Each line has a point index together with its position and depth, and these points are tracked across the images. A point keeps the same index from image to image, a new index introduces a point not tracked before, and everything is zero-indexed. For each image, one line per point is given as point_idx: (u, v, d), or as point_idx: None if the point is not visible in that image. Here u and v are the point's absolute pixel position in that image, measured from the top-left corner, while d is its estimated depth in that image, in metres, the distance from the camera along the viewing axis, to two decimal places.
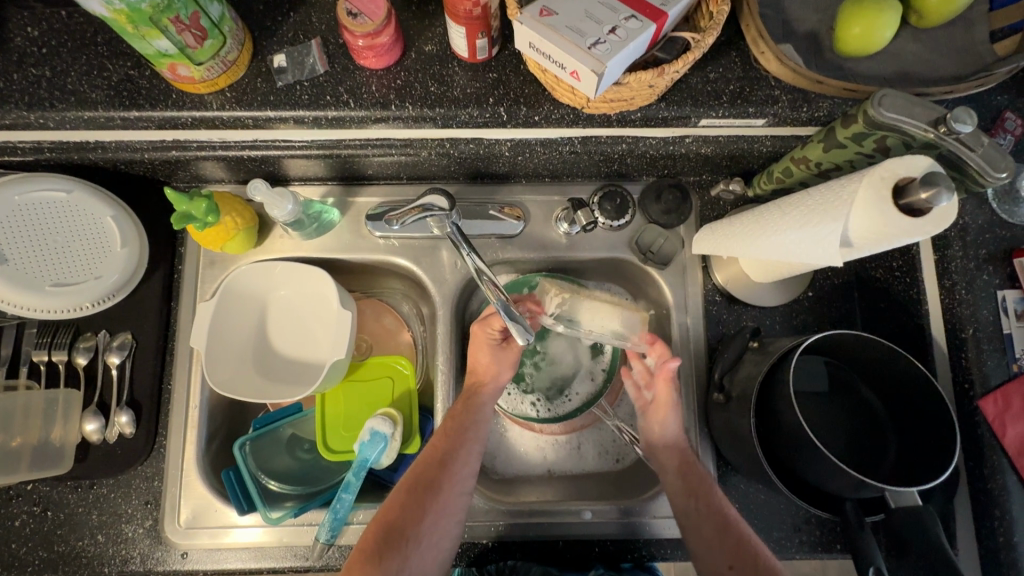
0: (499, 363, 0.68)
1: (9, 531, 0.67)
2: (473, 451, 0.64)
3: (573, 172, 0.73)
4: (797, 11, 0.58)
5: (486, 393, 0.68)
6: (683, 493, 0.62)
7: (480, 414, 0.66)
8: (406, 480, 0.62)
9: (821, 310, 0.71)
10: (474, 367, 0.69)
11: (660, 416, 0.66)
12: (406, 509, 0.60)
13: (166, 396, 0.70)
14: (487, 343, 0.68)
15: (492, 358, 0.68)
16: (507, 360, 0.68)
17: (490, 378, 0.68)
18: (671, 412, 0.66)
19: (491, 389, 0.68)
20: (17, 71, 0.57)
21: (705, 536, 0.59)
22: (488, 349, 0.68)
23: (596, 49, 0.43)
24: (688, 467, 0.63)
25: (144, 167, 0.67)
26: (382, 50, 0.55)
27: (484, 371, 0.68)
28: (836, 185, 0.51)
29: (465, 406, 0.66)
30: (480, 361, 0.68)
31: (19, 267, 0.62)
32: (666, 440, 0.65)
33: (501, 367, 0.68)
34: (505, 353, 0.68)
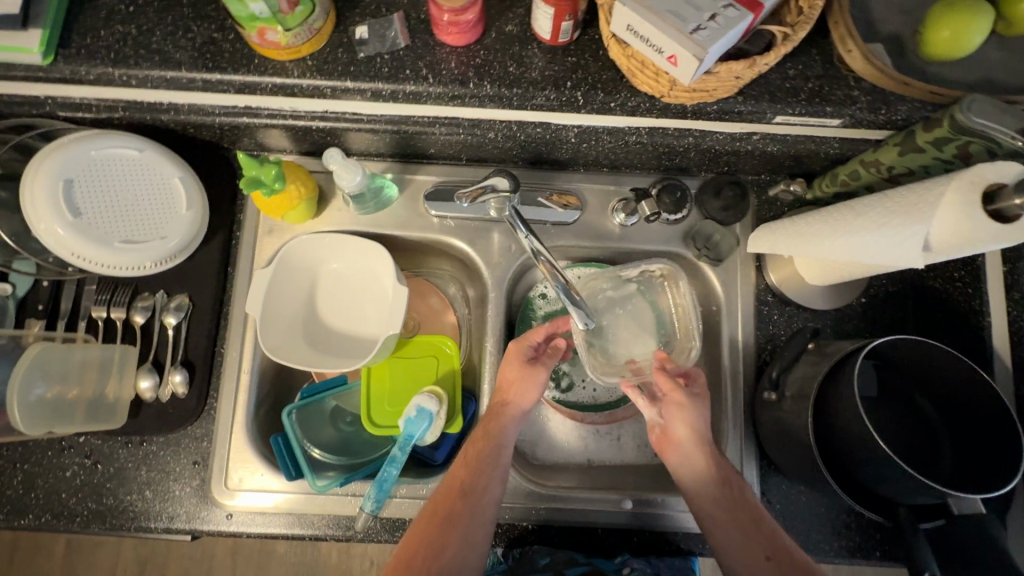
0: (526, 382, 0.66)
1: (59, 481, 0.68)
2: (495, 480, 0.61)
3: (633, 163, 0.73)
4: (883, 11, 0.58)
5: (511, 414, 0.65)
6: (714, 487, 0.60)
7: (504, 438, 0.63)
8: (424, 513, 0.60)
9: (875, 316, 0.70)
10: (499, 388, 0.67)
11: (689, 411, 0.63)
12: (425, 543, 0.57)
13: (218, 360, 0.71)
14: (514, 359, 0.68)
15: (518, 377, 0.66)
16: (536, 377, 0.67)
17: (514, 399, 0.65)
18: (700, 406, 0.64)
19: (518, 412, 0.65)
20: (103, 28, 0.57)
21: (739, 533, 0.57)
22: (516, 365, 0.67)
23: (698, 34, 0.43)
24: (717, 459, 0.61)
25: (212, 132, 0.68)
26: (466, 27, 0.55)
27: (511, 391, 0.66)
28: (918, 188, 0.51)
29: (487, 430, 0.64)
30: (505, 379, 0.67)
31: (90, 221, 0.61)
32: (696, 432, 0.62)
33: (527, 385, 0.66)
34: (533, 371, 0.67)
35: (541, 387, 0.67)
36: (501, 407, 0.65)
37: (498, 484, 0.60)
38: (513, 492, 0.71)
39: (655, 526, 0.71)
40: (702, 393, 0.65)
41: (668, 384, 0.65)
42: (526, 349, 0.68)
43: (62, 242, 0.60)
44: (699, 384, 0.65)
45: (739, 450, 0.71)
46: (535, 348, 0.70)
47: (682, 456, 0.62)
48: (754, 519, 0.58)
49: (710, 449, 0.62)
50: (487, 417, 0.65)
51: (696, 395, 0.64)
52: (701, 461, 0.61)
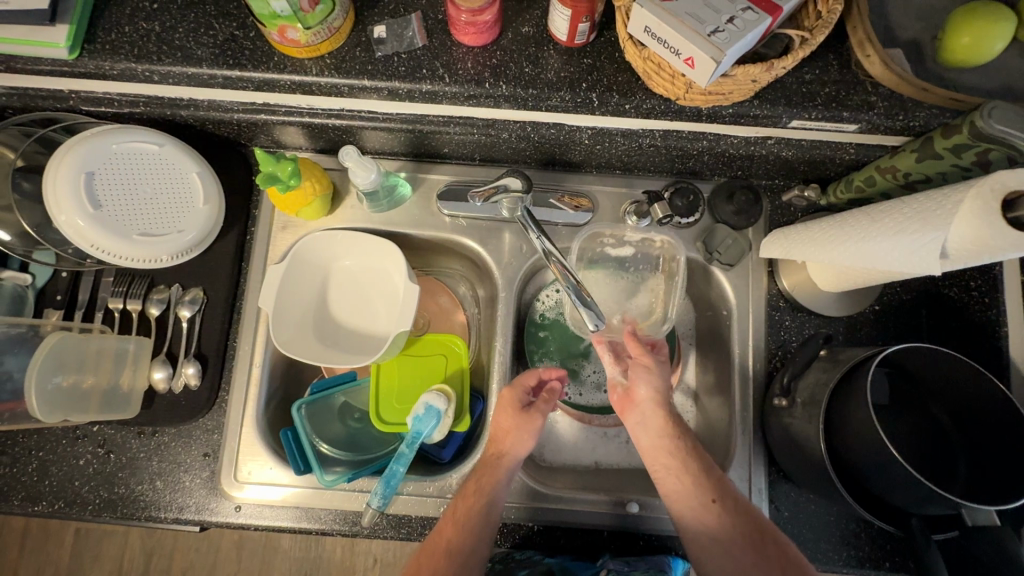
0: (522, 432, 0.64)
1: (73, 469, 0.69)
2: (483, 540, 0.59)
3: (646, 166, 0.73)
4: (903, 17, 0.57)
5: (503, 466, 0.63)
6: (669, 441, 0.60)
7: (494, 493, 0.61)
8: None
9: (888, 324, 0.70)
10: (492, 438, 0.65)
11: (652, 373, 0.64)
12: None
13: (230, 353, 0.72)
14: (510, 407, 0.66)
15: (514, 426, 0.64)
16: (531, 426, 0.64)
17: (508, 450, 0.64)
18: (661, 366, 0.65)
19: (512, 462, 0.63)
20: (128, 24, 0.59)
21: (691, 484, 0.57)
22: (511, 413, 0.65)
23: (716, 36, 0.43)
24: (672, 414, 0.62)
25: (230, 128, 0.69)
26: (483, 28, 0.56)
27: (506, 442, 0.64)
28: (936, 195, 0.50)
29: (479, 484, 0.62)
30: (500, 429, 0.65)
31: (109, 214, 0.62)
32: (655, 393, 0.63)
33: (522, 435, 0.64)
34: (529, 418, 0.65)
35: (536, 435, 0.65)
36: (495, 459, 0.64)
37: (486, 544, 0.58)
38: (517, 492, 0.71)
39: (663, 530, 0.70)
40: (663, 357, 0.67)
41: (637, 353, 0.66)
42: (522, 396, 0.67)
43: (81, 234, 0.61)
44: (663, 354, 0.68)
45: (748, 457, 0.70)
46: (530, 394, 0.68)
47: (641, 416, 0.62)
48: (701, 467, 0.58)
49: (667, 405, 0.62)
50: (479, 470, 0.63)
51: (660, 359, 0.66)
52: (657, 417, 0.61)
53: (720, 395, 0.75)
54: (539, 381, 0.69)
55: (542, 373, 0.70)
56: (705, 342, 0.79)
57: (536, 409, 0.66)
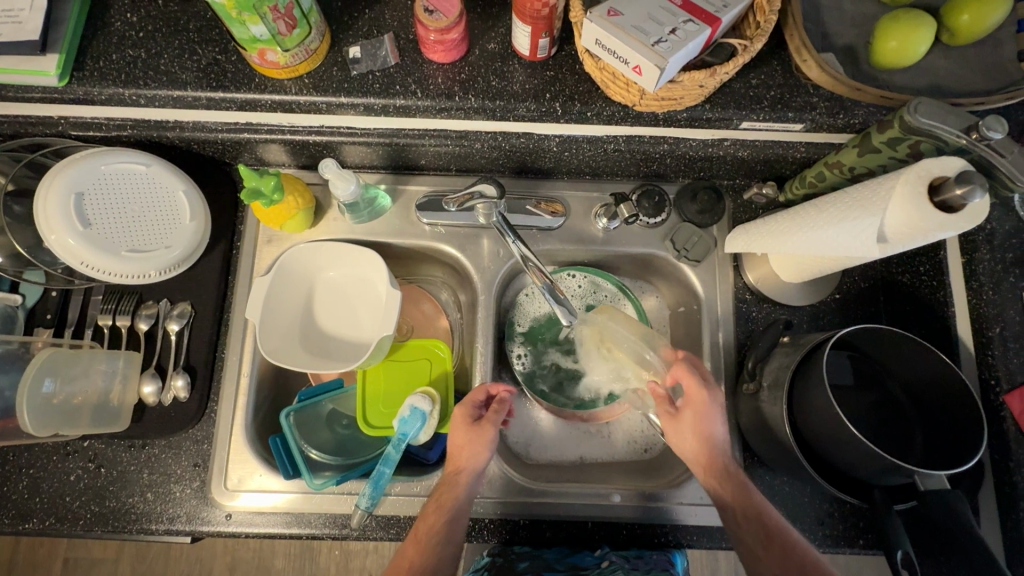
0: (476, 447, 0.66)
1: (64, 485, 0.70)
2: (447, 554, 0.61)
3: (613, 170, 0.78)
4: (837, 25, 0.62)
5: (463, 480, 0.65)
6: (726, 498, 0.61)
7: (456, 508, 0.63)
8: None
9: (848, 310, 0.74)
10: (450, 456, 0.67)
11: (694, 428, 0.64)
12: None
13: (218, 364, 0.74)
14: (463, 424, 0.68)
15: (467, 442, 0.66)
16: (483, 439, 0.66)
17: (465, 464, 0.65)
18: (697, 417, 0.64)
19: (469, 476, 0.65)
20: (115, 52, 0.62)
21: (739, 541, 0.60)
22: (464, 429, 0.67)
23: (659, 46, 0.48)
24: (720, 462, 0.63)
25: (215, 148, 0.72)
26: (451, 45, 0.60)
27: (462, 458, 0.66)
28: (874, 184, 0.54)
29: (438, 502, 0.64)
30: (455, 447, 0.67)
31: (99, 232, 0.65)
32: (695, 451, 0.64)
33: (477, 449, 0.66)
34: (481, 432, 0.67)
35: (492, 447, 0.67)
36: (454, 475, 0.66)
37: (450, 559, 0.60)
38: (503, 487, 0.73)
39: (645, 520, 0.72)
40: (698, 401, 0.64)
41: (669, 412, 0.66)
42: (474, 411, 0.69)
43: (72, 251, 0.63)
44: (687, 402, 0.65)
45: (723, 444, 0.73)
46: (482, 408, 0.70)
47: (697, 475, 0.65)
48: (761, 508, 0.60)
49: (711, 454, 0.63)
50: (438, 489, 0.65)
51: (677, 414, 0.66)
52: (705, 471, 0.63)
53: None
54: (489, 394, 0.71)
55: (489, 387, 0.71)
56: (679, 336, 0.83)
57: (485, 421, 0.67)
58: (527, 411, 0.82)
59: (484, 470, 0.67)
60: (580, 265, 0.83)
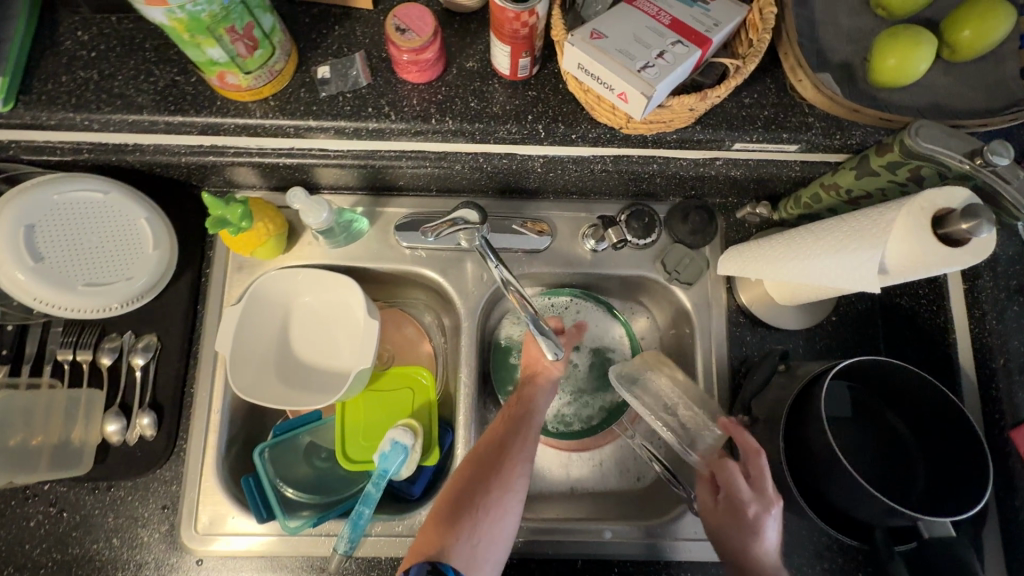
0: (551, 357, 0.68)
1: (23, 531, 0.66)
2: (523, 449, 0.61)
3: (601, 190, 0.74)
4: (832, 41, 0.59)
5: (541, 385, 0.67)
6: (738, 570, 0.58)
7: (529, 410, 0.65)
8: (464, 469, 0.60)
9: (845, 335, 0.71)
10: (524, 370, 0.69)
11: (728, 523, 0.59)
12: (467, 485, 0.58)
13: (188, 400, 0.70)
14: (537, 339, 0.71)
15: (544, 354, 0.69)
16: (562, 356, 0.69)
17: (541, 376, 0.68)
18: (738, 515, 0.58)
19: (547, 381, 0.68)
20: (65, 74, 0.58)
21: None
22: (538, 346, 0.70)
23: (646, 72, 0.45)
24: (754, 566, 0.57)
25: (179, 171, 0.68)
26: (426, 65, 0.56)
27: (536, 367, 0.68)
28: (872, 213, 0.51)
29: (520, 397, 0.67)
30: (530, 358, 0.69)
31: (52, 266, 0.61)
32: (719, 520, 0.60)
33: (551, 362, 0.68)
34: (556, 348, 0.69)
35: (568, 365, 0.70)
36: (531, 378, 0.68)
37: (527, 455, 0.61)
38: None
39: (637, 556, 0.69)
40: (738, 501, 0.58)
41: (710, 496, 0.62)
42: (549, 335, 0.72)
43: (23, 287, 0.59)
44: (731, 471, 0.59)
45: None
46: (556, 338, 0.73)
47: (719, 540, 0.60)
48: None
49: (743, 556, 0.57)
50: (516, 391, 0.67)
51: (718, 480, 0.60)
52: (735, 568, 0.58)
53: None
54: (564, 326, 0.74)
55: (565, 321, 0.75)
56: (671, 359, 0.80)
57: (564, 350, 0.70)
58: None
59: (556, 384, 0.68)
60: (570, 288, 0.81)
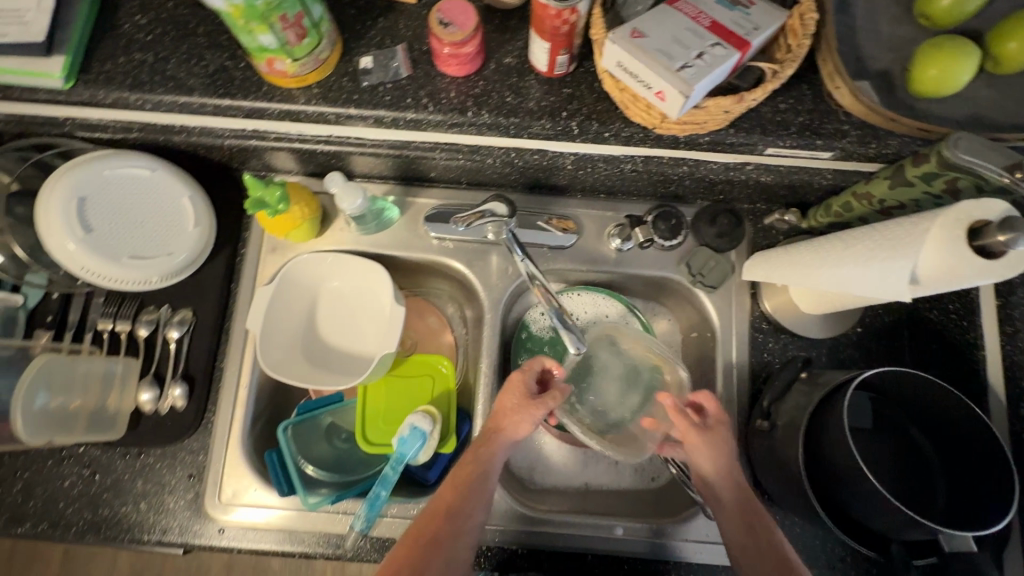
0: (523, 418, 0.64)
1: (58, 490, 0.69)
2: (469, 523, 0.59)
3: (628, 190, 0.75)
4: (873, 48, 0.59)
5: (503, 444, 0.63)
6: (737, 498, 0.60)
7: (483, 475, 0.61)
8: (405, 539, 0.58)
9: (869, 346, 0.71)
10: (489, 421, 0.65)
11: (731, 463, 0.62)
12: (404, 564, 0.56)
13: (218, 374, 0.73)
14: (515, 392, 0.65)
15: (513, 408, 0.64)
16: (534, 412, 0.64)
17: (508, 435, 0.63)
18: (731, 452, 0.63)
19: (509, 440, 0.63)
20: (122, 55, 0.60)
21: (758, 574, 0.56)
22: (514, 401, 0.65)
23: (684, 71, 0.45)
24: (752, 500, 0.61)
25: (221, 153, 0.71)
26: (465, 59, 0.57)
27: (505, 427, 0.64)
28: (906, 222, 0.51)
29: (477, 456, 0.62)
30: (503, 414, 0.64)
31: (101, 238, 0.63)
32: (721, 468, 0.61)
33: (522, 424, 0.64)
34: (535, 406, 0.64)
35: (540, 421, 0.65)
36: (493, 434, 0.64)
37: (475, 528, 0.59)
38: (503, 515, 0.71)
39: (647, 554, 0.70)
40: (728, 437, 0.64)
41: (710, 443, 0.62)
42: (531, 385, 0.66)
43: (73, 257, 0.62)
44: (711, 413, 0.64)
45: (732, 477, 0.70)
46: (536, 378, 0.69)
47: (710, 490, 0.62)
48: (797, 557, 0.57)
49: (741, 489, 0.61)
50: (475, 446, 0.63)
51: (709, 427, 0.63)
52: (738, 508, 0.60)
53: None
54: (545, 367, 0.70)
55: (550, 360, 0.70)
56: (691, 362, 0.80)
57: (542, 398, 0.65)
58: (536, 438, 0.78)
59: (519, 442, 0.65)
60: (586, 287, 0.80)
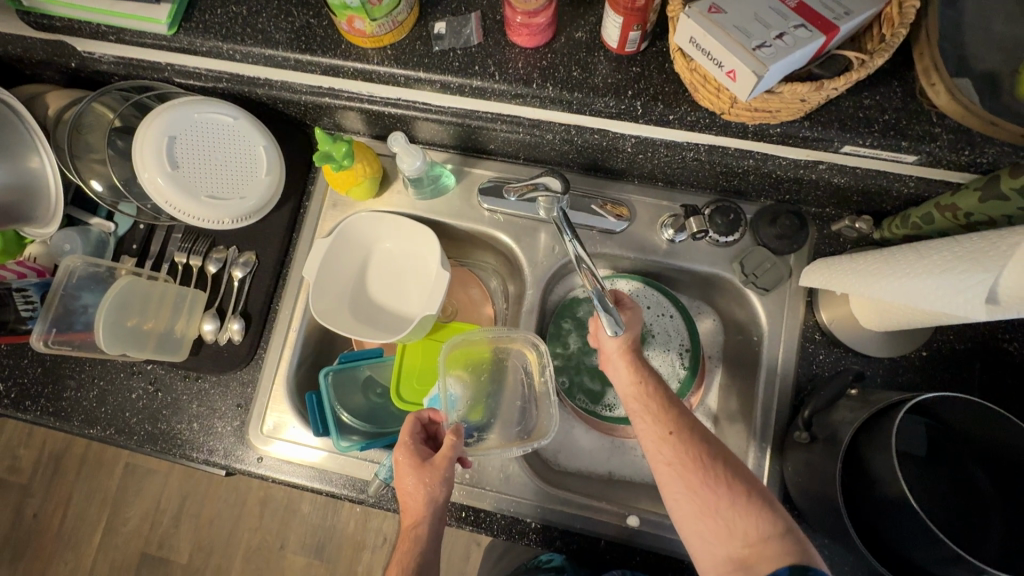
0: (424, 491, 0.60)
1: (126, 400, 0.77)
2: None
3: (688, 180, 0.73)
4: (981, 47, 0.54)
5: (421, 526, 0.60)
6: (637, 387, 0.62)
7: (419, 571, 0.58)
8: None
9: (932, 373, 0.66)
10: (404, 505, 0.62)
11: (698, 449, 0.55)
12: None
13: (272, 315, 0.78)
14: (406, 469, 0.62)
15: (415, 486, 0.60)
16: (436, 479, 0.60)
17: (423, 510, 0.60)
18: (699, 434, 0.57)
19: (427, 520, 0.60)
20: (221, 7, 0.65)
21: (676, 461, 0.56)
22: (411, 475, 0.61)
23: (761, 51, 0.43)
24: (735, 470, 0.54)
25: (298, 109, 0.75)
26: (536, 30, 0.58)
27: (416, 506, 0.60)
28: (992, 236, 0.47)
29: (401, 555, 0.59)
30: (408, 497, 0.61)
31: (184, 175, 0.69)
32: (623, 346, 0.64)
33: (430, 491, 0.60)
34: (429, 472, 0.61)
35: (448, 483, 0.61)
36: (411, 522, 0.60)
37: None
38: (523, 488, 0.72)
39: (662, 549, 0.69)
40: (691, 416, 0.59)
41: (660, 438, 0.57)
42: (418, 451, 0.63)
43: (159, 190, 0.67)
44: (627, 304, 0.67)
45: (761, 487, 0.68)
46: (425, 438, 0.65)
47: (615, 368, 0.65)
48: (775, 533, 0.51)
49: (712, 469, 0.54)
50: (400, 546, 0.60)
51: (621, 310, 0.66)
52: (695, 495, 0.54)
53: (741, 420, 0.73)
54: (425, 422, 0.67)
55: (427, 414, 0.68)
56: (732, 366, 0.77)
57: (433, 461, 0.61)
58: (534, 418, 0.73)
59: (443, 506, 0.61)
60: (624, 278, 0.80)
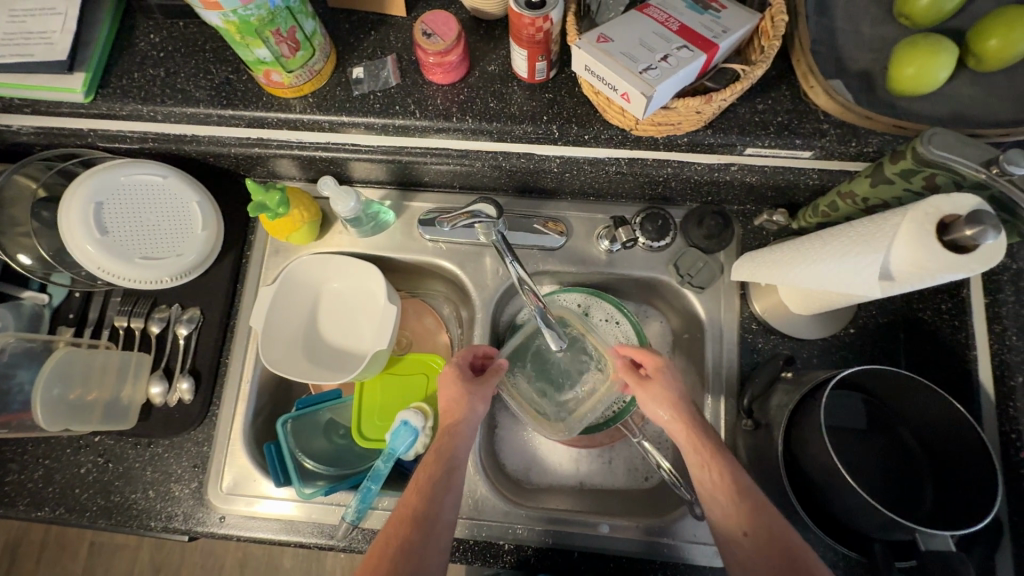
0: (471, 397, 0.63)
1: (74, 476, 0.74)
2: (448, 510, 0.56)
3: (618, 192, 0.76)
4: (853, 49, 0.59)
5: (462, 429, 0.62)
6: (691, 449, 0.59)
7: (455, 463, 0.59)
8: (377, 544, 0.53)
9: (860, 348, 0.70)
10: (442, 412, 0.64)
11: (778, 558, 0.50)
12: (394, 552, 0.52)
13: (222, 369, 0.77)
14: (453, 379, 0.65)
15: (462, 393, 0.64)
16: (483, 391, 0.64)
17: (463, 416, 0.62)
18: (779, 535, 0.52)
19: (467, 425, 0.62)
20: (138, 70, 0.66)
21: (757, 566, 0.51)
22: (455, 385, 0.64)
23: (647, 73, 0.47)
24: None
25: (229, 161, 0.75)
26: (450, 68, 0.60)
27: (457, 407, 0.63)
28: (879, 219, 0.51)
29: (439, 453, 0.59)
30: (451, 400, 0.64)
31: (115, 240, 0.68)
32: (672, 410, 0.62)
33: (473, 402, 0.63)
34: (476, 385, 0.65)
35: (489, 401, 0.65)
36: (452, 424, 0.62)
37: (453, 505, 0.56)
38: (492, 511, 0.72)
39: (634, 552, 0.70)
40: (769, 509, 0.53)
41: (734, 537, 0.53)
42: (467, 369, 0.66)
43: (90, 258, 0.67)
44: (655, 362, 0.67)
45: None
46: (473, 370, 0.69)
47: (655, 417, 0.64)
48: None
49: None
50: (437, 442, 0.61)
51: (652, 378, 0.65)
52: None
53: None
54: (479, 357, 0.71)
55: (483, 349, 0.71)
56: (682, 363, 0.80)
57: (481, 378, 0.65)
58: None
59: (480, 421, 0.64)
60: (587, 287, 0.82)
